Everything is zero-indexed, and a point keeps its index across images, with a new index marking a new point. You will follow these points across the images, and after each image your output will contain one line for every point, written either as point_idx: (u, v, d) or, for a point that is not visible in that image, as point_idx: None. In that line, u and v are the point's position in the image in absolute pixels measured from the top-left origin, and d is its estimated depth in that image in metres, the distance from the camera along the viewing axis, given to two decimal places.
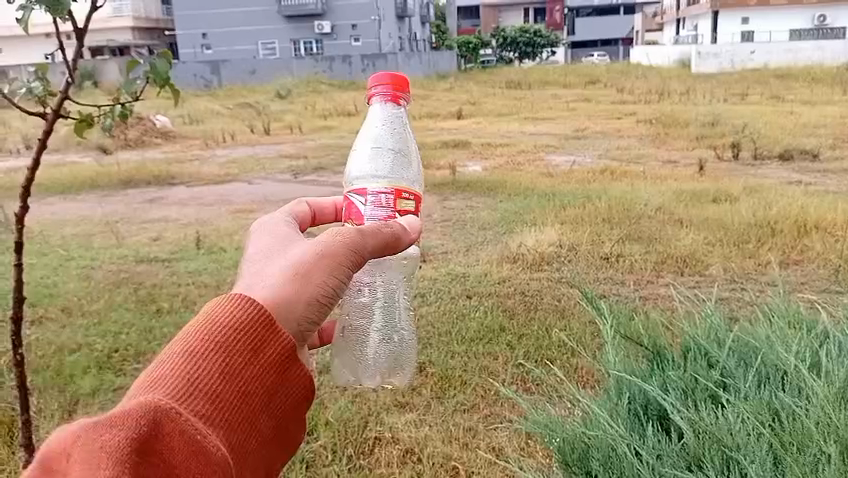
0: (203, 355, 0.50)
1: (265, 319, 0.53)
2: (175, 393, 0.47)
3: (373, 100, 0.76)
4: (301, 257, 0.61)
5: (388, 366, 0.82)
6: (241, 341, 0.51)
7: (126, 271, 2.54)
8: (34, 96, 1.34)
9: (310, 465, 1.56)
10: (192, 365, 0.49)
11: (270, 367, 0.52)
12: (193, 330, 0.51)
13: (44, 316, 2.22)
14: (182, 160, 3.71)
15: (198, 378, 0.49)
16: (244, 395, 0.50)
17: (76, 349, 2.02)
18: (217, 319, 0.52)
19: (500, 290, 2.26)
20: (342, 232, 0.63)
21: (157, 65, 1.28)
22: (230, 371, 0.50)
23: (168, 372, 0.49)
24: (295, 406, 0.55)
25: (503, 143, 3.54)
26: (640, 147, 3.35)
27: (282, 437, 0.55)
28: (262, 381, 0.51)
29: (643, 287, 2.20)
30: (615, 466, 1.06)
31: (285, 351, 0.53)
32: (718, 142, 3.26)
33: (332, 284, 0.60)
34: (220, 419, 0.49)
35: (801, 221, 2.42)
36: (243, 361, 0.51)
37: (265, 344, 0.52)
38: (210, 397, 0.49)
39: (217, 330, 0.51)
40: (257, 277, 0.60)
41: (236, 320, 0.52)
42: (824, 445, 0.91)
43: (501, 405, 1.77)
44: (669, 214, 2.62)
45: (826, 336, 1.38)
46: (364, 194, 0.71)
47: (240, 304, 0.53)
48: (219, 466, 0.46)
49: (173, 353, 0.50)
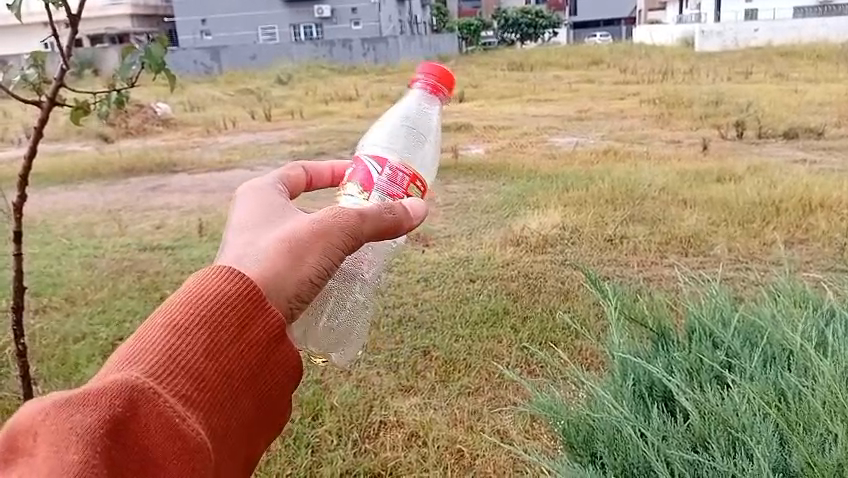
0: (187, 330, 0.50)
1: (251, 294, 0.52)
2: (153, 372, 0.48)
3: (415, 85, 0.81)
4: (294, 233, 0.60)
5: (343, 340, 0.81)
6: (226, 318, 0.51)
7: (129, 260, 2.55)
8: (28, 84, 1.36)
9: (315, 450, 1.59)
10: (175, 341, 0.49)
11: (255, 347, 0.52)
12: (179, 304, 0.51)
13: (49, 305, 2.26)
14: (184, 146, 3.70)
15: (179, 355, 0.49)
16: (227, 373, 0.50)
17: (80, 338, 2.06)
18: (204, 292, 0.51)
19: (503, 273, 2.26)
20: (341, 211, 0.62)
21: (152, 51, 1.29)
22: (214, 349, 0.50)
23: (147, 347, 0.49)
24: (284, 386, 0.55)
25: (504, 125, 3.50)
26: (643, 127, 3.29)
27: (270, 417, 0.55)
28: (246, 363, 0.51)
29: (647, 269, 2.22)
30: (620, 448, 1.06)
31: (274, 329, 0.53)
32: (723, 120, 3.18)
33: (325, 266, 0.60)
34: (202, 400, 0.49)
35: (805, 200, 2.39)
36: (226, 339, 0.50)
37: (253, 322, 0.52)
38: (192, 377, 0.49)
39: (201, 306, 0.51)
40: (246, 250, 0.59)
41: (223, 294, 0.52)
42: (831, 425, 0.90)
43: (505, 388, 1.78)
44: (673, 194, 2.58)
45: (832, 315, 1.38)
46: (382, 163, 0.72)
47: (227, 277, 0.52)
48: (195, 452, 0.47)
49: (154, 327, 0.50)
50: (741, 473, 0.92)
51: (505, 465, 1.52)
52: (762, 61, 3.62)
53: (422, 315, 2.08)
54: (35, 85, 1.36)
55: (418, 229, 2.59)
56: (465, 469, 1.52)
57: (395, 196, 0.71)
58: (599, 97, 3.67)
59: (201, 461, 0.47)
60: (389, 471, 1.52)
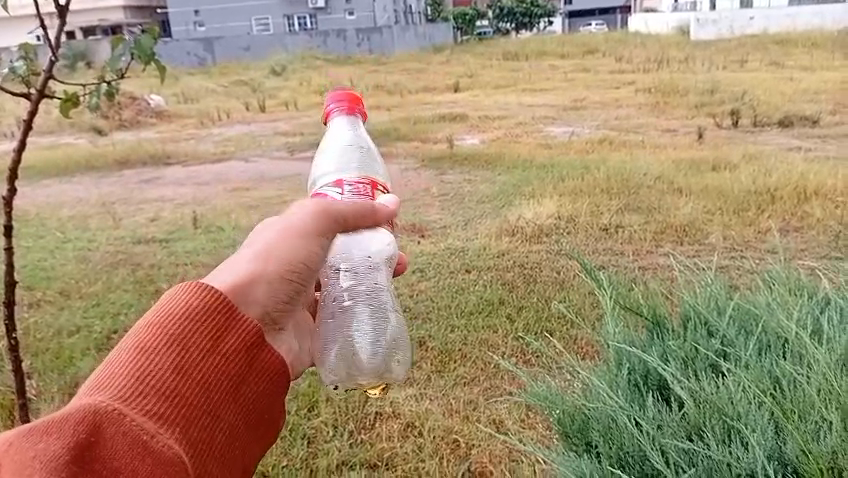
0: (155, 352, 0.72)
1: (208, 315, 0.76)
2: (124, 394, 0.69)
3: (335, 115, 1.09)
4: (270, 248, 0.91)
5: (378, 357, 0.98)
6: (192, 344, 0.74)
7: (125, 253, 2.79)
8: (16, 77, 1.35)
9: (312, 441, 1.69)
10: (147, 363, 0.71)
11: (223, 361, 0.75)
12: (149, 330, 0.74)
13: (44, 298, 2.47)
14: (178, 139, 3.05)
15: (151, 376, 0.71)
16: (192, 386, 0.73)
17: (74, 331, 2.21)
18: (172, 317, 0.75)
19: (498, 263, 2.22)
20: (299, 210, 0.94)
21: (141, 41, 1.29)
22: (178, 365, 0.72)
23: (124, 371, 0.70)
24: (252, 393, 0.78)
25: (499, 114, 2.86)
26: (639, 115, 2.72)
27: (246, 421, 0.77)
28: (212, 376, 0.74)
29: (642, 258, 2.38)
30: (615, 438, 1.06)
31: (239, 344, 0.77)
32: (719, 108, 2.65)
33: (295, 261, 0.91)
34: (167, 414, 0.69)
35: (801, 186, 2.37)
36: (192, 359, 0.74)
37: (220, 338, 0.76)
38: (161, 395, 0.70)
39: (168, 336, 0.73)
40: (238, 263, 0.89)
41: (187, 317, 0.75)
42: (826, 412, 0.90)
43: (502, 377, 1.81)
44: (669, 183, 2.49)
45: (827, 303, 1.38)
46: (341, 185, 1.00)
47: (191, 301, 0.76)
48: (164, 456, 0.66)
49: (130, 353, 0.72)
50: (736, 462, 0.92)
51: (501, 454, 1.62)
52: (759, 46, 2.64)
53: (419, 305, 2.14)
54: (24, 78, 1.34)
55: (414, 219, 2.72)
56: (460, 458, 1.62)
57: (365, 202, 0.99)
58: (596, 83, 2.79)
59: (173, 461, 0.67)
60: (384, 461, 1.63)
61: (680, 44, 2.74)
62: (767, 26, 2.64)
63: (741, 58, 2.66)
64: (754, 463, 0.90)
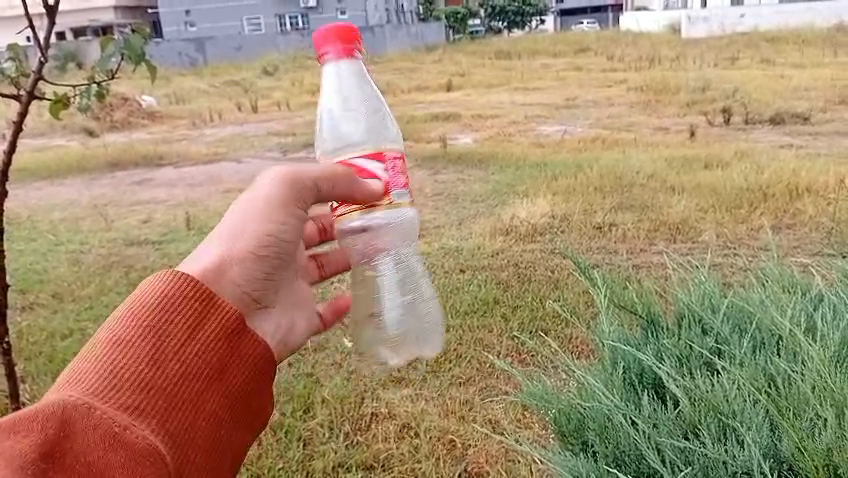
0: (132, 345, 0.76)
1: (186, 303, 0.80)
2: (94, 388, 0.72)
3: (329, 59, 1.01)
4: (238, 223, 0.94)
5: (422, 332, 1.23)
6: (170, 333, 0.78)
7: (116, 255, 2.83)
8: (7, 78, 1.35)
9: (307, 443, 1.70)
10: (125, 356, 0.75)
11: (198, 351, 0.79)
12: (124, 323, 0.78)
13: (36, 302, 2.72)
14: (170, 140, 2.98)
15: (125, 369, 0.75)
16: (172, 376, 0.76)
17: (66, 335, 2.62)
18: (146, 308, 0.78)
19: (493, 263, 2.49)
20: (286, 183, 0.95)
21: (130, 41, 1.29)
22: (155, 358, 0.76)
23: (101, 364, 0.74)
24: (235, 381, 0.81)
25: (492, 112, 2.82)
26: (629, 114, 2.70)
27: (236, 406, 0.81)
28: (188, 364, 0.78)
29: (636, 256, 2.43)
30: (611, 437, 1.07)
31: (215, 332, 0.80)
32: (710, 106, 2.65)
33: (264, 237, 0.94)
34: (145, 404, 0.74)
35: (792, 183, 2.38)
36: (168, 349, 0.77)
37: (201, 325, 0.80)
38: (138, 387, 0.74)
39: (141, 325, 0.77)
40: (211, 242, 0.93)
41: (162, 307, 0.79)
42: (821, 409, 0.91)
43: (497, 377, 1.84)
44: (661, 181, 2.48)
45: (820, 299, 1.39)
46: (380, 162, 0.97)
47: (165, 292, 0.80)
48: (139, 447, 0.71)
49: (103, 345, 0.76)
50: (732, 460, 0.92)
51: (497, 454, 1.62)
52: (750, 43, 2.64)
53: None
54: (14, 79, 1.34)
55: None
56: (457, 459, 1.64)
57: (396, 178, 0.99)
58: (591, 80, 2.77)
59: (148, 453, 0.71)
60: (380, 462, 1.64)
61: (671, 41, 2.71)
62: (758, 23, 2.64)
63: (734, 55, 2.65)
64: (750, 461, 0.91)
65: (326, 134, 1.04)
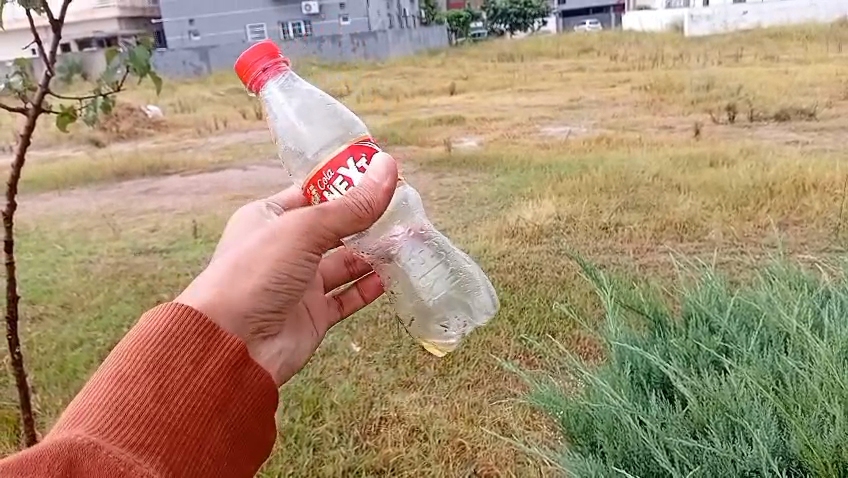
0: (134, 379, 0.64)
1: (197, 330, 0.68)
2: (98, 426, 0.61)
3: (267, 82, 0.83)
4: (250, 251, 0.76)
5: (468, 307, 1.01)
6: (173, 365, 0.65)
7: (123, 264, 2.64)
8: (14, 92, 1.37)
9: (317, 448, 1.69)
10: (126, 390, 0.63)
11: (206, 385, 0.66)
12: (124, 355, 0.65)
13: (45, 312, 2.41)
14: (175, 148, 3.16)
15: (129, 405, 0.63)
16: (178, 411, 0.64)
17: (78, 344, 2.23)
18: (150, 335, 0.66)
19: (500, 265, 2.33)
20: (299, 219, 0.77)
21: (135, 54, 1.30)
22: (159, 393, 0.64)
23: (101, 400, 0.63)
24: (240, 417, 0.69)
25: (496, 115, 2.87)
26: (634, 113, 2.74)
27: (245, 440, 0.70)
28: (196, 397, 0.66)
29: (642, 256, 2.30)
30: (620, 437, 1.07)
31: (222, 365, 0.68)
32: (714, 103, 2.65)
33: (280, 271, 0.76)
34: (151, 445, 0.62)
35: (799, 180, 2.33)
36: (173, 381, 0.65)
37: (208, 356, 0.67)
38: (142, 425, 0.62)
39: (145, 358, 0.65)
40: (215, 268, 0.76)
41: (168, 332, 0.67)
42: (829, 406, 0.91)
43: (505, 380, 1.86)
44: (667, 181, 2.47)
45: (828, 296, 1.38)
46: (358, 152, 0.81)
47: (172, 319, 0.67)
48: None
49: (106, 379, 0.64)
50: (740, 458, 0.92)
51: (506, 457, 1.62)
52: (753, 40, 2.67)
53: None
54: (21, 93, 1.36)
55: None
56: (466, 461, 1.62)
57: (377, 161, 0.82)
58: (594, 81, 2.82)
59: None
60: (390, 465, 1.62)
61: (675, 40, 2.79)
62: (760, 20, 2.69)
63: (736, 53, 2.68)
64: (758, 459, 0.91)
65: (291, 152, 0.87)
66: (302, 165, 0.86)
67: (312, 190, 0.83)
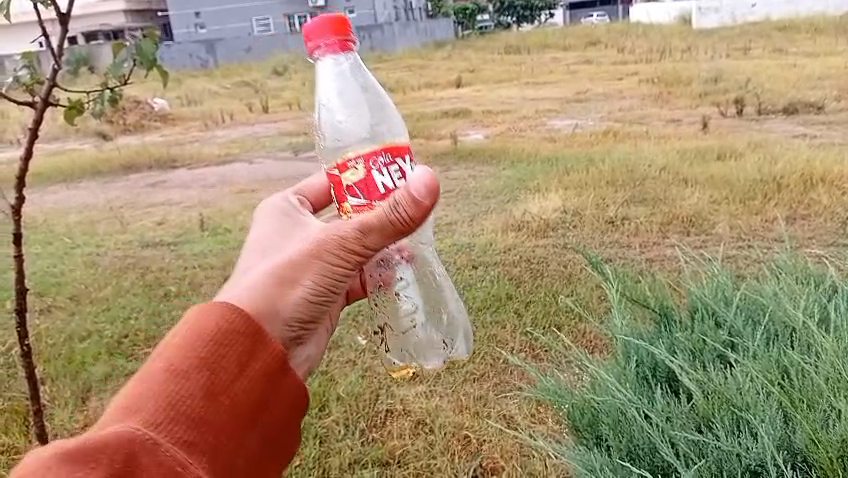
0: (187, 373, 0.57)
1: (248, 327, 0.61)
2: (153, 420, 0.55)
3: (323, 56, 0.71)
4: (287, 260, 0.70)
5: (437, 346, 0.88)
6: (227, 361, 0.59)
7: (131, 257, 2.65)
8: (21, 85, 1.38)
9: (323, 440, 1.70)
10: (178, 385, 0.57)
11: (254, 384, 0.60)
12: (177, 346, 0.58)
13: (54, 305, 2.40)
14: (182, 142, 3.27)
15: (181, 401, 0.56)
16: (227, 411, 0.58)
17: (86, 336, 2.23)
18: (203, 326, 0.60)
19: (505, 258, 2.30)
20: (340, 234, 0.69)
21: (143, 47, 1.30)
22: (211, 391, 0.57)
23: (150, 392, 0.56)
24: (281, 422, 0.63)
25: (503, 109, 2.96)
26: (642, 107, 2.78)
27: (283, 445, 0.64)
28: (245, 397, 0.59)
29: (649, 250, 2.22)
30: (625, 431, 1.07)
31: (269, 364, 0.61)
32: (722, 97, 2.69)
33: (317, 284, 0.70)
34: (201, 446, 0.56)
35: (807, 173, 2.29)
36: (224, 379, 0.58)
37: (258, 353, 0.61)
38: (193, 424, 0.56)
39: (197, 349, 0.58)
40: (252, 273, 0.70)
41: (223, 326, 0.60)
42: (834, 400, 0.91)
43: (510, 373, 1.87)
44: (674, 174, 2.46)
45: (835, 290, 1.38)
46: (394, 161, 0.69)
47: (222, 314, 0.61)
48: None
49: (155, 371, 0.57)
50: (745, 452, 0.92)
51: (512, 450, 1.62)
52: None
53: None
54: (28, 87, 1.37)
55: None
56: (472, 454, 1.63)
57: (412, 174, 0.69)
58: (602, 75, 2.99)
59: None
60: (397, 458, 1.63)
61: None
62: None
63: None
64: (763, 453, 0.90)
65: (327, 137, 0.75)
66: (334, 147, 0.74)
67: (359, 165, 0.69)
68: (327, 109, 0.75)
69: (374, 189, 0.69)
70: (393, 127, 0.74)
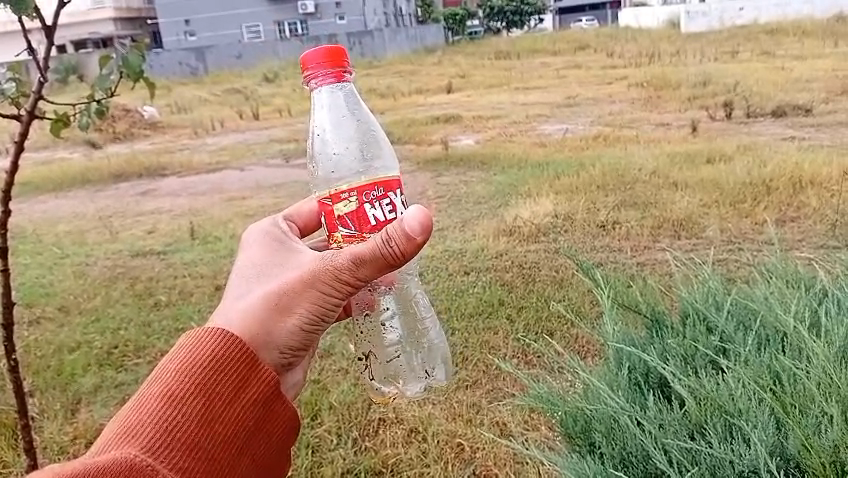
0: (182, 403, 0.68)
1: (238, 362, 0.71)
2: (151, 445, 0.65)
3: (319, 85, 0.80)
4: (281, 290, 0.77)
5: (421, 373, 0.97)
6: (218, 392, 0.69)
7: (121, 266, 2.65)
8: (7, 98, 1.36)
9: (316, 449, 1.69)
10: (174, 412, 0.67)
11: (244, 413, 0.70)
12: (174, 378, 0.69)
13: (43, 315, 2.40)
14: (172, 149, 3.05)
15: (176, 427, 0.67)
16: (217, 436, 0.68)
17: (75, 348, 2.22)
18: (197, 362, 0.70)
19: (497, 264, 2.36)
20: (333, 267, 0.76)
21: (128, 59, 1.29)
22: (202, 419, 0.68)
23: (150, 421, 0.67)
24: (269, 445, 0.73)
25: (493, 113, 2.84)
26: (632, 110, 2.71)
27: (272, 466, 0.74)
28: (233, 425, 0.69)
29: (639, 254, 2.32)
30: (618, 438, 1.07)
31: (258, 394, 0.72)
32: (711, 100, 2.63)
33: (310, 312, 0.77)
34: (194, 467, 0.66)
35: (796, 176, 2.32)
36: (217, 408, 0.69)
37: (247, 385, 0.71)
38: (186, 449, 0.66)
39: (192, 382, 0.69)
40: (249, 300, 0.77)
41: (216, 360, 0.71)
42: (826, 406, 0.90)
43: (503, 379, 1.87)
44: (664, 177, 2.46)
45: (825, 293, 1.38)
46: (385, 194, 0.76)
47: (215, 348, 0.71)
48: None
49: (155, 400, 0.68)
50: (738, 459, 0.92)
51: (506, 457, 1.62)
52: (750, 36, 2.67)
53: None
54: (14, 100, 1.35)
55: None
56: (465, 462, 1.63)
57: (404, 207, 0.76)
58: (590, 78, 2.81)
59: None
60: (390, 467, 1.63)
61: (671, 36, 2.80)
62: (758, 16, 2.69)
63: (735, 48, 2.66)
64: (757, 460, 0.90)
65: (321, 164, 0.86)
66: (324, 175, 0.85)
67: (352, 197, 0.76)
68: (321, 138, 0.85)
69: (366, 223, 0.76)
70: (379, 159, 0.84)
